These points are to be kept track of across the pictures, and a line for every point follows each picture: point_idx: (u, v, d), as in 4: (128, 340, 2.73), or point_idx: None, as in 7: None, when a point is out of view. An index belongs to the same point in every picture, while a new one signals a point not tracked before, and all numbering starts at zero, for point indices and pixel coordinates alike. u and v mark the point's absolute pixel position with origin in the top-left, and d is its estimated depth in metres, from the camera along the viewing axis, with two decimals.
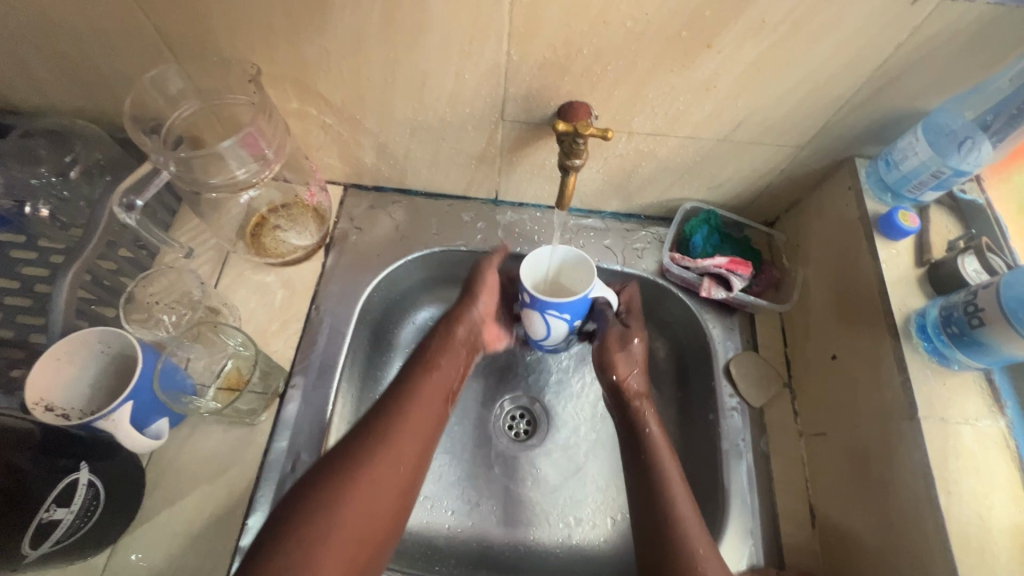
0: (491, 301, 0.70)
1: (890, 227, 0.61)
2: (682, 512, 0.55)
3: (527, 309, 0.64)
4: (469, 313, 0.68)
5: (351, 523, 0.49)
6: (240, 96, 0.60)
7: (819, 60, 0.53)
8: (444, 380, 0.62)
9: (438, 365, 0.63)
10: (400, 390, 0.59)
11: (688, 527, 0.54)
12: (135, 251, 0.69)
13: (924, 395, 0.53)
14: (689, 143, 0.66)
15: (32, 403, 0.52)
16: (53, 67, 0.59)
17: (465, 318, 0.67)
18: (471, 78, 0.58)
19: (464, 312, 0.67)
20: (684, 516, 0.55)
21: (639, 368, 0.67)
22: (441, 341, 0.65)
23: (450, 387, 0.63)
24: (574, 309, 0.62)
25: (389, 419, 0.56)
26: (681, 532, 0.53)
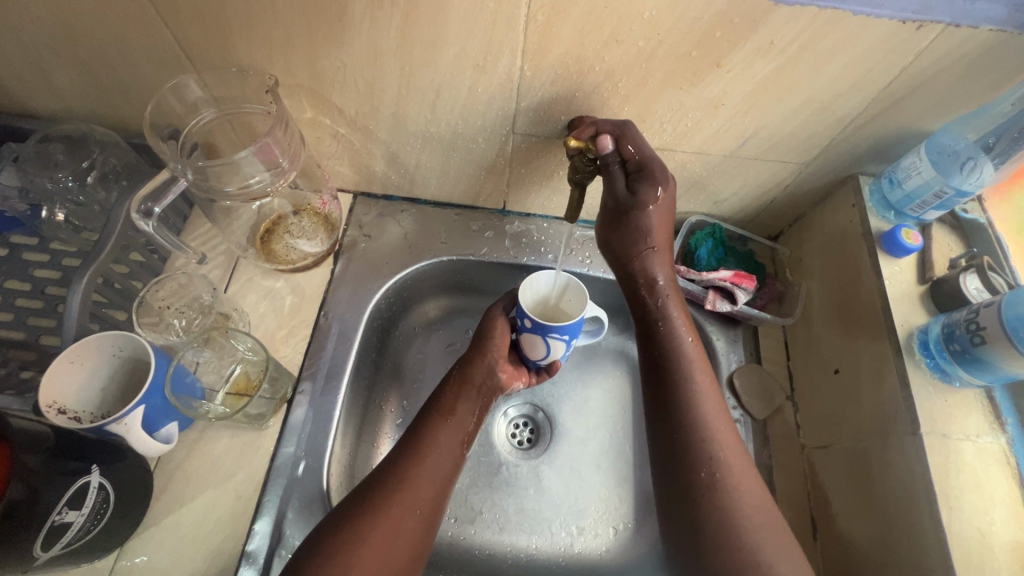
0: (503, 345, 0.68)
1: (894, 244, 0.62)
2: (708, 415, 0.56)
3: (528, 335, 0.65)
4: (483, 357, 0.67)
5: None
6: (256, 105, 0.61)
7: (824, 81, 0.55)
8: (460, 424, 0.62)
9: (453, 412, 0.62)
10: (417, 435, 0.60)
11: (717, 438, 0.55)
12: (147, 255, 0.69)
13: (926, 411, 0.54)
14: (696, 158, 0.67)
15: (46, 406, 0.53)
16: (72, 75, 0.61)
17: (479, 364, 0.66)
18: (484, 92, 0.59)
19: (478, 359, 0.66)
20: (709, 422, 0.56)
21: (655, 245, 0.64)
22: (457, 385, 0.64)
23: (467, 429, 0.62)
24: (574, 330, 0.63)
25: (407, 465, 0.56)
26: (710, 440, 0.55)
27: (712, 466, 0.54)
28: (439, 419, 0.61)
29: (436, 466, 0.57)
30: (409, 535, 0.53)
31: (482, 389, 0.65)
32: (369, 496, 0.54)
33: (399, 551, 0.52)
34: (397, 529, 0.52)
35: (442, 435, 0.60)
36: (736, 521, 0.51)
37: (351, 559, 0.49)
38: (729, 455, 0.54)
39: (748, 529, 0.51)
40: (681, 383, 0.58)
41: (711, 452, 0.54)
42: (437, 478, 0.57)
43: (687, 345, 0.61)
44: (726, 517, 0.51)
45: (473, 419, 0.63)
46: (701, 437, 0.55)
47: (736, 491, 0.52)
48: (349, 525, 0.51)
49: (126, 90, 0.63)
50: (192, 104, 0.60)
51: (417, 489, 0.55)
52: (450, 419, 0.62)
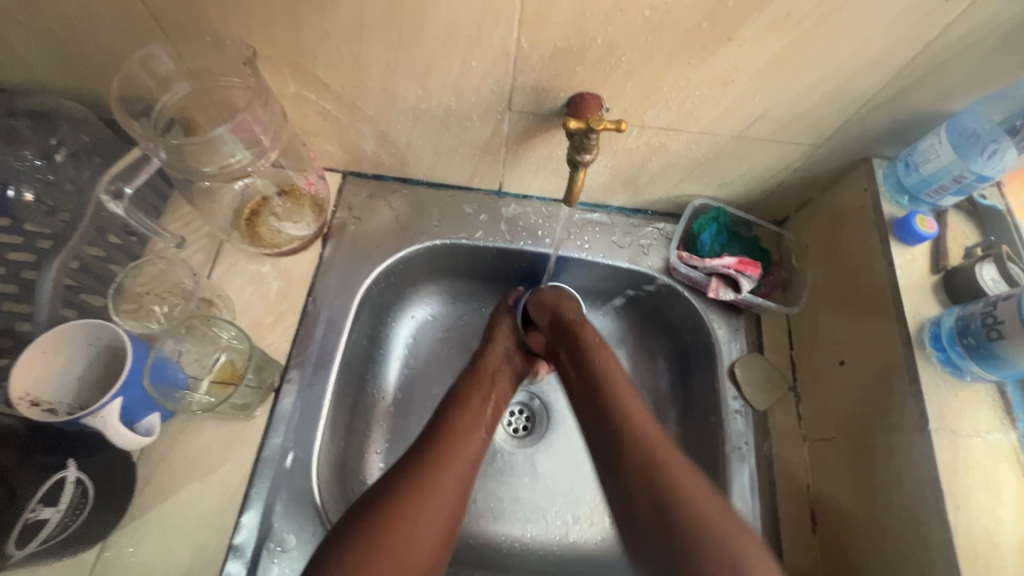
0: (511, 335, 0.73)
1: (907, 232, 0.59)
2: (632, 410, 0.58)
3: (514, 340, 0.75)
4: (494, 352, 0.71)
5: (394, 553, 0.48)
6: (235, 79, 0.57)
7: (843, 57, 0.51)
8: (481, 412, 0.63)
9: (469, 400, 0.64)
10: (441, 424, 0.60)
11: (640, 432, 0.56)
12: (124, 238, 0.66)
13: (936, 406, 0.52)
14: (702, 138, 0.63)
15: (17, 399, 0.50)
16: (35, 43, 0.56)
17: (492, 351, 0.71)
18: (479, 66, 0.55)
19: (490, 346, 0.71)
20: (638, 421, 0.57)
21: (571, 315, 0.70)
22: (472, 377, 0.67)
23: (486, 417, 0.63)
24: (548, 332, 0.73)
25: (437, 450, 0.56)
26: (634, 437, 0.55)
27: (653, 458, 0.53)
28: (456, 414, 0.61)
29: (457, 462, 0.56)
30: (431, 535, 0.51)
31: (497, 373, 0.69)
32: (400, 479, 0.53)
33: (423, 552, 0.50)
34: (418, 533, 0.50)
35: (462, 425, 0.60)
36: (682, 507, 0.50)
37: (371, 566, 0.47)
38: (658, 445, 0.54)
39: (694, 513, 0.49)
40: (604, 402, 0.60)
41: (646, 448, 0.54)
42: (460, 474, 0.55)
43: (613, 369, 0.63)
44: (682, 507, 0.50)
45: (490, 409, 0.65)
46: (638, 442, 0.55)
47: (679, 472, 0.52)
48: (366, 532, 0.49)
49: (96, 60, 0.58)
50: (165, 77, 0.56)
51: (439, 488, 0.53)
52: (468, 406, 0.63)
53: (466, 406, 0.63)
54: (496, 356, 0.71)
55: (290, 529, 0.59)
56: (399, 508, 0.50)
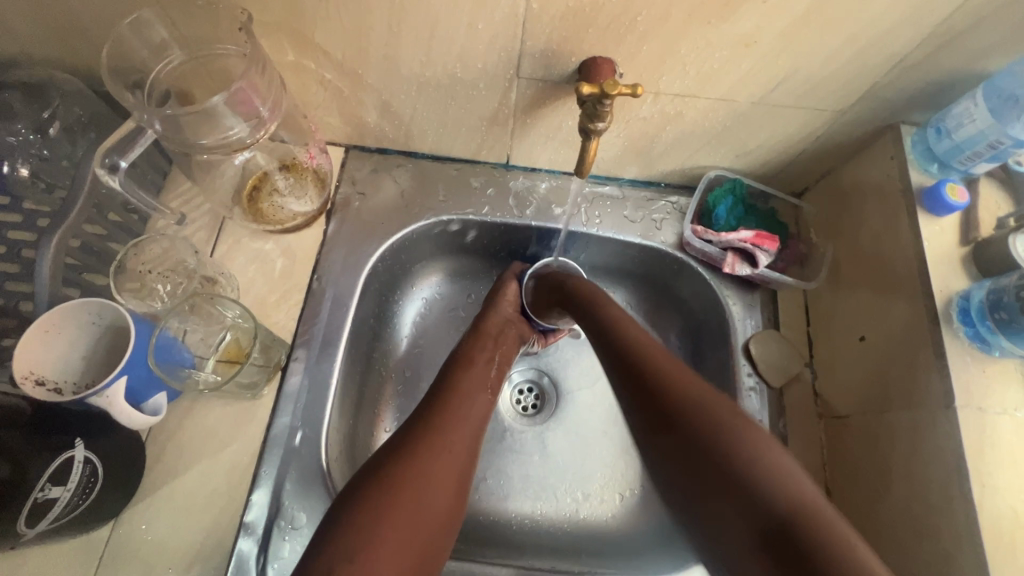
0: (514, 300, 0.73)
1: (936, 202, 0.56)
2: (702, 400, 0.51)
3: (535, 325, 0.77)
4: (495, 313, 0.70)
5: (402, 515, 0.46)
6: (230, 46, 0.54)
7: (876, 12, 0.48)
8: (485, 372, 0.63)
9: (473, 361, 0.63)
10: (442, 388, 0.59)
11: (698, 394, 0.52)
12: (125, 216, 0.64)
13: (962, 382, 0.50)
14: (719, 105, 0.60)
15: (21, 377, 0.50)
16: (22, 11, 0.53)
17: (493, 316, 0.70)
18: (486, 30, 0.53)
19: (492, 310, 0.70)
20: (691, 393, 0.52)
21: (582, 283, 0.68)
22: (474, 337, 0.67)
23: (490, 378, 0.63)
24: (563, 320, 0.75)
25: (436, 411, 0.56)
26: (717, 412, 0.50)
27: (713, 422, 0.49)
28: (460, 375, 0.61)
29: (464, 418, 0.56)
30: (444, 491, 0.50)
31: (501, 337, 0.69)
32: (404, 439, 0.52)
33: (435, 507, 0.49)
34: (432, 487, 0.49)
35: (467, 386, 0.60)
36: (772, 496, 0.44)
37: (385, 516, 0.46)
38: (722, 413, 0.49)
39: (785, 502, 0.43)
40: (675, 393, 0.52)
41: (705, 415, 0.50)
42: (466, 429, 0.55)
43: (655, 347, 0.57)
44: (738, 458, 0.47)
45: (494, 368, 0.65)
46: (701, 404, 0.50)
47: (753, 441, 0.47)
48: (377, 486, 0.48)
49: (87, 30, 0.56)
50: (158, 45, 0.54)
51: (448, 442, 0.53)
52: (472, 367, 0.62)
53: (468, 369, 0.62)
54: (498, 322, 0.70)
55: (300, 506, 0.59)
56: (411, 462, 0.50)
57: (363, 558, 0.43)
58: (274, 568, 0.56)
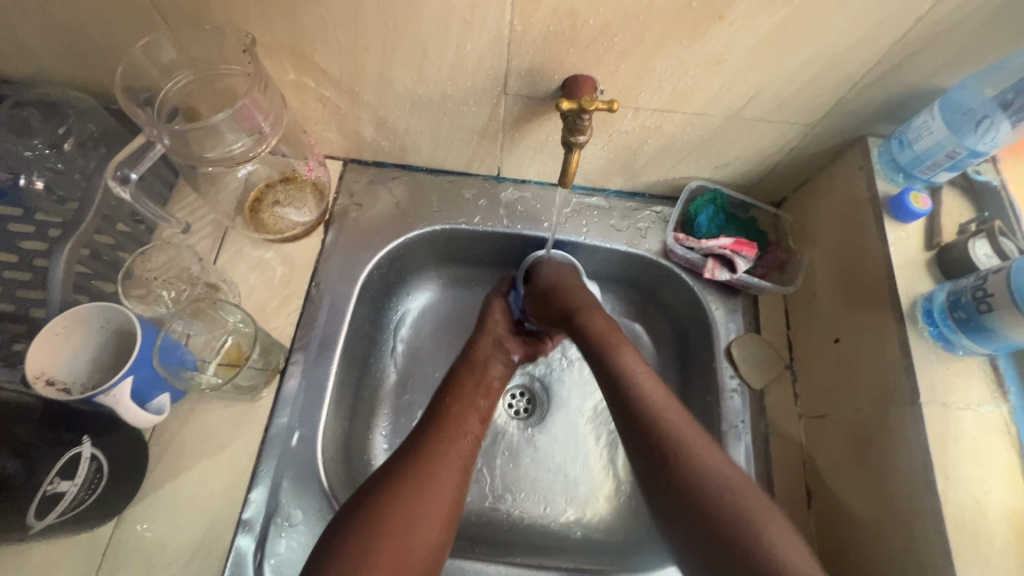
0: (502, 320, 0.75)
1: (901, 209, 0.59)
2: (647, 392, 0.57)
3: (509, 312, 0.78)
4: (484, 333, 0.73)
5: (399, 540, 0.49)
6: (234, 66, 0.58)
7: (835, 33, 0.51)
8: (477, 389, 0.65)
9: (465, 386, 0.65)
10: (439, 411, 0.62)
11: (671, 421, 0.55)
12: (133, 225, 0.68)
13: (926, 379, 0.53)
14: (696, 119, 0.64)
15: (33, 377, 0.52)
16: (42, 35, 0.57)
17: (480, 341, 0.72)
18: (474, 50, 0.56)
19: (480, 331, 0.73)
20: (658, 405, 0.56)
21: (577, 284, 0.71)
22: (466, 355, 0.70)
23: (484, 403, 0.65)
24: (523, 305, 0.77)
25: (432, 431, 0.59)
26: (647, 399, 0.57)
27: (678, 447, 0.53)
28: (450, 402, 0.62)
29: (454, 449, 0.58)
30: (436, 514, 0.52)
31: (488, 362, 0.70)
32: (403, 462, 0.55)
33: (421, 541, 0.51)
34: (421, 520, 0.51)
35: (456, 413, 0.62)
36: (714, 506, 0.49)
37: (375, 551, 0.48)
38: (692, 441, 0.53)
39: (733, 505, 0.48)
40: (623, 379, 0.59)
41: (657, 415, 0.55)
42: (454, 462, 0.56)
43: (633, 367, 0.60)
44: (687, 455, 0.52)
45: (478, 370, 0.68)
46: (662, 432, 0.54)
47: (705, 457, 0.52)
48: (376, 507, 0.51)
49: (101, 52, 0.60)
50: (167, 66, 0.57)
51: (437, 474, 0.54)
52: (462, 392, 0.64)
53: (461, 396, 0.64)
54: (487, 346, 0.72)
55: (296, 504, 0.61)
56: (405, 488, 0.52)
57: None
58: (271, 564, 0.58)
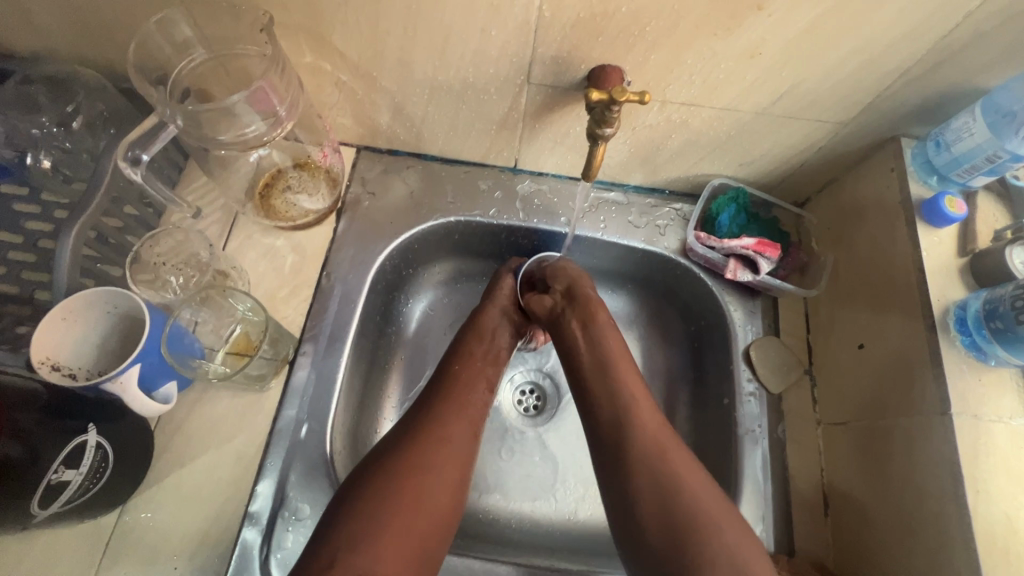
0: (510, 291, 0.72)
1: (935, 214, 0.58)
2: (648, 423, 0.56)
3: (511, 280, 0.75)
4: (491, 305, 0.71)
5: (408, 500, 0.49)
6: (251, 47, 0.55)
7: (876, 28, 0.49)
8: (484, 359, 0.66)
9: (473, 356, 0.65)
10: (447, 377, 0.62)
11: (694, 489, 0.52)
12: (141, 209, 0.66)
13: (958, 390, 0.52)
14: (724, 115, 0.62)
15: (38, 363, 0.51)
16: (50, 9, 0.55)
17: (488, 310, 0.70)
18: (498, 36, 0.54)
19: (488, 304, 0.71)
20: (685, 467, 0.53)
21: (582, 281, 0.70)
22: (473, 326, 0.69)
23: (490, 376, 0.65)
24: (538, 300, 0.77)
25: (442, 396, 0.60)
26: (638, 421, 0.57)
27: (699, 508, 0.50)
28: (459, 367, 0.63)
29: (462, 416, 0.58)
30: (446, 479, 0.52)
31: (496, 333, 0.69)
32: (415, 425, 0.56)
33: (437, 505, 0.51)
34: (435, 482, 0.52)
35: (467, 381, 0.62)
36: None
37: (388, 509, 0.48)
38: (716, 512, 0.50)
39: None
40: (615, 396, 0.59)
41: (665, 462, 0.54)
42: (463, 428, 0.57)
43: (637, 405, 0.58)
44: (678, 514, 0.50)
45: (488, 344, 0.68)
46: (682, 502, 0.51)
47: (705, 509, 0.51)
48: (388, 467, 0.51)
49: (111, 29, 0.58)
50: (180, 44, 0.55)
51: (445, 433, 0.56)
52: (473, 363, 0.65)
53: (470, 363, 0.65)
54: (494, 316, 0.70)
55: (303, 498, 0.60)
56: (416, 450, 0.53)
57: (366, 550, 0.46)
58: (277, 558, 0.57)
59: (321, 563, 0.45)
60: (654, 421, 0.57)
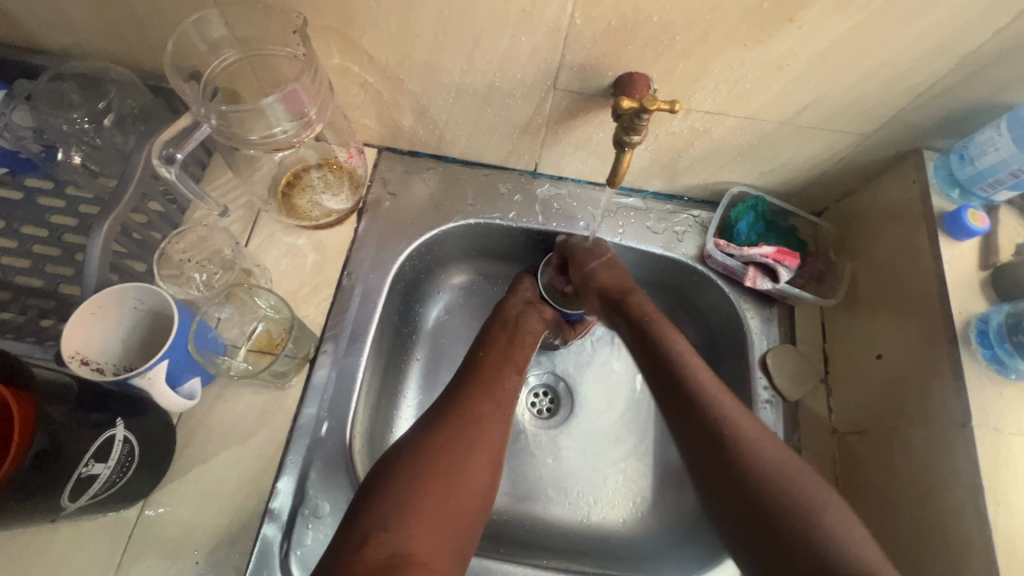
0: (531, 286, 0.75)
1: (957, 226, 0.58)
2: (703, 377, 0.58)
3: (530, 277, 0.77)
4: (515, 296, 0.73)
5: (438, 478, 0.50)
6: (282, 48, 0.56)
7: (906, 41, 0.50)
8: (514, 344, 0.67)
9: (498, 342, 0.67)
10: (477, 363, 0.63)
11: (776, 458, 0.51)
12: (166, 205, 0.67)
13: (979, 402, 0.52)
14: (748, 124, 0.62)
15: (68, 356, 0.52)
16: (85, 6, 0.56)
17: (512, 300, 0.72)
18: (528, 42, 0.55)
19: (509, 295, 0.73)
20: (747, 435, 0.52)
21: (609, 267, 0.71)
22: (498, 316, 0.70)
23: (521, 363, 0.66)
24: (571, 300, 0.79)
25: (470, 380, 0.61)
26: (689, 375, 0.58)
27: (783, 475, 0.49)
28: (485, 353, 0.65)
29: (493, 399, 0.59)
30: (479, 463, 0.53)
31: (521, 319, 0.70)
32: (447, 406, 0.57)
33: (469, 491, 0.51)
34: (466, 467, 0.52)
35: (496, 366, 0.63)
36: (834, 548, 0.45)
37: (421, 487, 0.49)
38: (788, 469, 0.50)
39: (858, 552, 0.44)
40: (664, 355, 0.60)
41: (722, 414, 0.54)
42: (495, 412, 0.58)
43: (696, 370, 0.58)
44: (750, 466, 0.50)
45: (512, 330, 0.69)
46: (756, 465, 0.50)
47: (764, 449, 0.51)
48: (421, 446, 0.53)
49: (142, 27, 0.58)
50: (213, 44, 0.56)
51: (479, 417, 0.57)
52: (498, 346, 0.66)
53: (496, 349, 0.66)
54: (518, 304, 0.72)
55: (323, 496, 0.60)
56: (450, 431, 0.54)
57: (399, 527, 0.46)
58: (297, 555, 0.57)
59: (354, 540, 0.46)
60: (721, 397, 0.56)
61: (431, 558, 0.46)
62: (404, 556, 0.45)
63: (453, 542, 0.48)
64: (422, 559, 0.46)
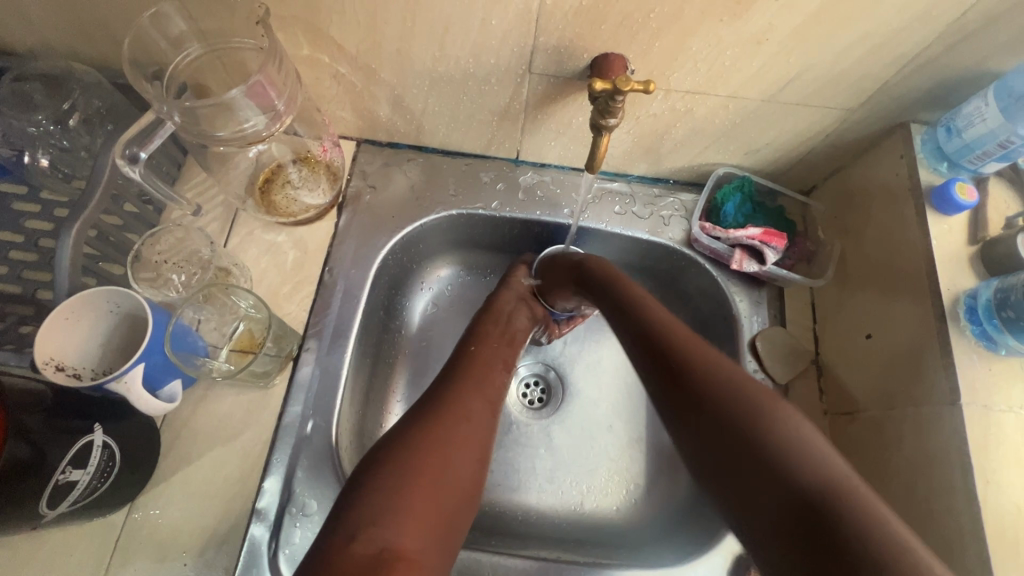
0: (523, 278, 0.74)
1: (945, 201, 0.57)
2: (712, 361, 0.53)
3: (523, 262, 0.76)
4: (506, 289, 0.73)
5: (425, 474, 0.49)
6: (248, 40, 0.55)
7: (888, 10, 0.48)
8: (503, 339, 0.67)
9: (489, 336, 0.66)
10: (468, 357, 0.63)
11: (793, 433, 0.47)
12: (141, 206, 0.66)
13: (968, 379, 0.52)
14: (730, 103, 0.60)
15: (43, 363, 0.51)
16: (43, 5, 0.54)
17: (504, 295, 0.72)
18: (499, 25, 0.53)
19: (503, 288, 0.73)
20: (726, 375, 0.52)
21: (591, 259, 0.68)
22: (491, 310, 0.70)
23: (507, 356, 0.65)
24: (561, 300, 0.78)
25: (457, 376, 0.60)
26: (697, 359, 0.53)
27: (757, 413, 0.48)
28: (476, 347, 0.64)
29: (481, 394, 0.58)
30: (467, 459, 0.53)
31: (513, 315, 0.70)
32: (437, 400, 0.56)
33: (456, 488, 0.51)
34: (454, 463, 0.51)
35: (486, 360, 0.63)
36: (820, 487, 0.42)
37: (409, 483, 0.48)
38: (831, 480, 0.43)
39: (838, 487, 0.42)
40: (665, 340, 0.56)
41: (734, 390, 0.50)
42: (481, 408, 0.57)
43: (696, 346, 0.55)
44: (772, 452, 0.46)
45: (503, 328, 0.68)
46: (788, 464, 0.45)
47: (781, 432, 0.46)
48: (412, 441, 0.51)
49: (103, 22, 0.56)
50: (176, 38, 0.54)
51: (467, 413, 0.56)
52: (489, 341, 0.65)
53: (488, 343, 0.65)
54: (511, 299, 0.72)
55: (310, 494, 0.60)
56: (440, 427, 0.53)
57: (389, 523, 0.45)
58: (285, 554, 0.57)
59: (343, 535, 0.44)
60: (698, 343, 0.55)
61: (418, 555, 0.45)
62: (394, 552, 0.44)
63: (438, 539, 0.47)
64: (412, 556, 0.44)
